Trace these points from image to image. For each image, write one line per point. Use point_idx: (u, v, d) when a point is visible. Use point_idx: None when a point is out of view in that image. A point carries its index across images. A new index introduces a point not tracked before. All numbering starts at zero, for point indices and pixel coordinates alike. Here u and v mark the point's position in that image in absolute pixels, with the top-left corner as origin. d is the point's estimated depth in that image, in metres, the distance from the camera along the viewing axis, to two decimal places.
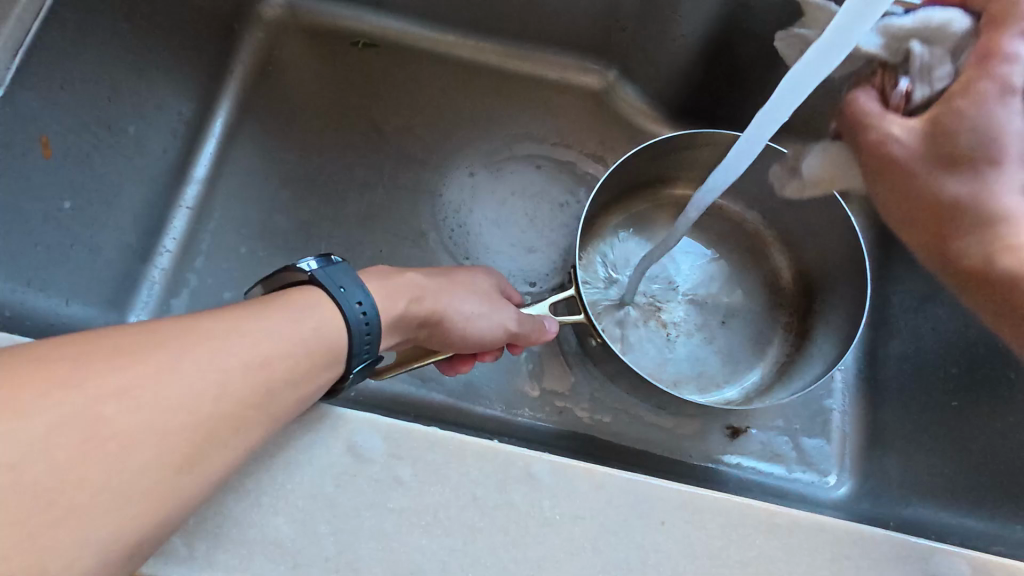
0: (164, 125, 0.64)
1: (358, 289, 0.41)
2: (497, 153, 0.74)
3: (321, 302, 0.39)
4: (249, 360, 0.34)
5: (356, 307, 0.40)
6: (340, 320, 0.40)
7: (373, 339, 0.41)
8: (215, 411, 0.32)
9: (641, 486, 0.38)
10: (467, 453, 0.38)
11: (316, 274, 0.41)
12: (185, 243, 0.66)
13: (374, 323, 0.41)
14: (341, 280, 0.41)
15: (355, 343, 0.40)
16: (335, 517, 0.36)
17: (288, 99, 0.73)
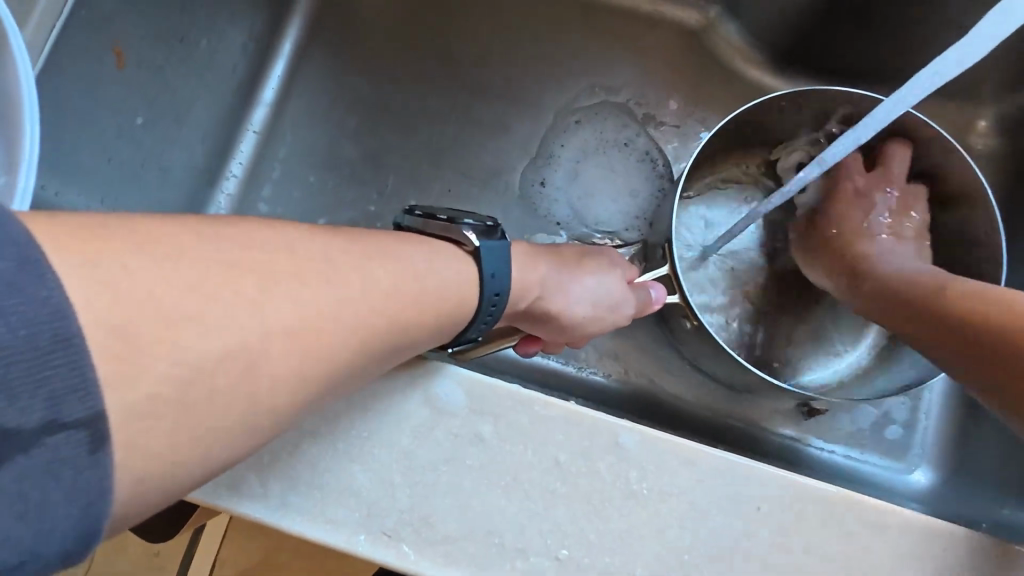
0: (234, 40, 0.61)
1: (504, 275, 0.40)
2: (589, 98, 0.69)
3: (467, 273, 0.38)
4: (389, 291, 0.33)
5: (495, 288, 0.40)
6: (474, 296, 0.39)
7: (494, 318, 0.41)
8: (332, 349, 0.31)
9: (738, 469, 0.35)
10: (553, 416, 0.36)
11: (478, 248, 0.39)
12: (252, 168, 0.65)
13: (501, 305, 0.40)
14: (492, 264, 0.39)
15: (478, 317, 0.39)
16: (412, 469, 0.35)
17: (362, 18, 0.68)
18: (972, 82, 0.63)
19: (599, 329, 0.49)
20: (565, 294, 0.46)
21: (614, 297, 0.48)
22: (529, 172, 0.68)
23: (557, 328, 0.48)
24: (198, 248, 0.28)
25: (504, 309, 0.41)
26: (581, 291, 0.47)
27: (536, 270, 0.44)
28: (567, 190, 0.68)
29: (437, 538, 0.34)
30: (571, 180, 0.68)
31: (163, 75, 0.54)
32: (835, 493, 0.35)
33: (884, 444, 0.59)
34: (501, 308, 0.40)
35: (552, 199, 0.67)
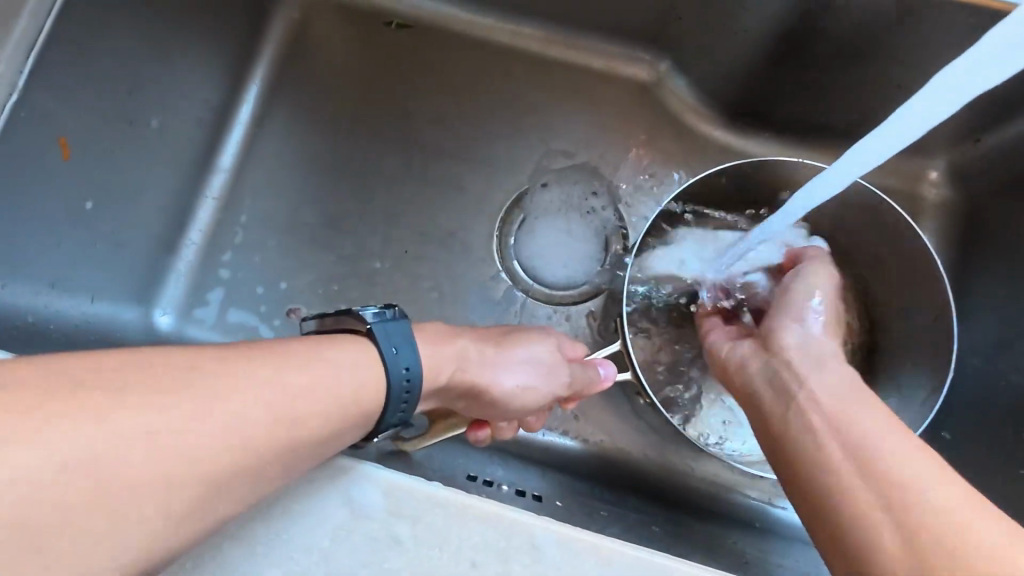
0: (187, 115, 0.62)
1: (410, 353, 0.39)
2: (553, 161, 0.70)
3: (372, 359, 0.38)
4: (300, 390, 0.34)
5: (401, 368, 0.39)
6: (379, 379, 0.38)
7: (409, 406, 0.39)
8: (225, 465, 0.30)
9: (653, 567, 0.36)
10: (471, 517, 0.36)
11: (374, 328, 0.39)
12: (212, 235, 0.65)
13: (415, 388, 0.39)
14: (394, 340, 0.39)
15: (391, 406, 0.39)
16: (331, 573, 0.35)
17: (318, 82, 0.70)
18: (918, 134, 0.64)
19: (537, 404, 0.48)
20: (497, 373, 0.46)
21: (549, 367, 0.48)
22: (495, 236, 0.68)
23: (505, 408, 0.47)
24: (98, 373, 0.29)
25: (420, 390, 0.39)
26: (515, 362, 0.47)
27: (450, 345, 0.44)
28: (519, 250, 0.68)
29: None
30: (536, 244, 0.69)
31: (110, 159, 0.56)
32: None
33: None
34: (413, 391, 0.39)
35: (519, 264, 0.68)
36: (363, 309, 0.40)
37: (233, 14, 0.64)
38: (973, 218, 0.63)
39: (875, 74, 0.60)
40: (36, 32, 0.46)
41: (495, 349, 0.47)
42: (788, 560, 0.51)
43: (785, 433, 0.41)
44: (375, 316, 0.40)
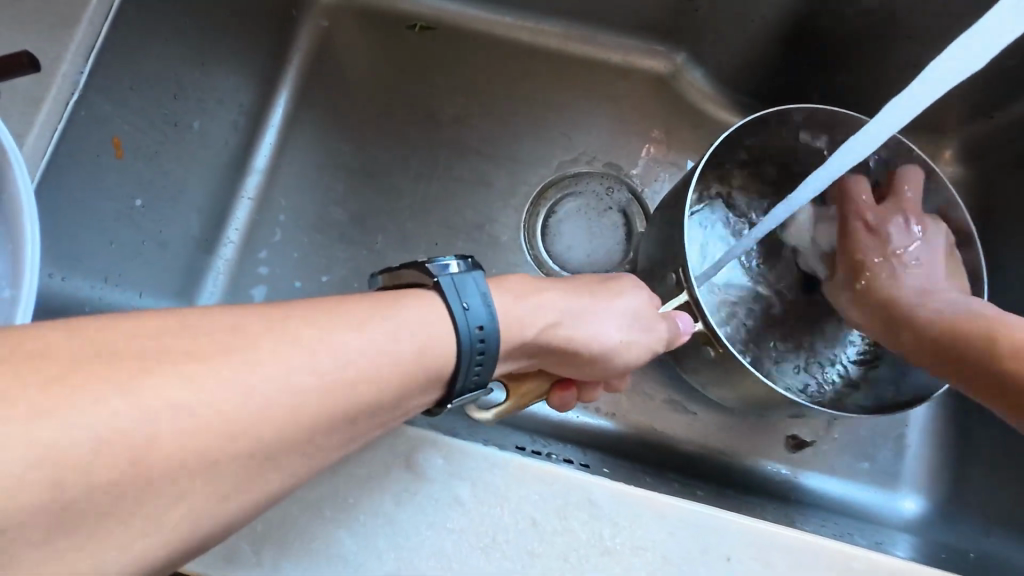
0: (225, 118, 0.65)
1: (483, 309, 0.37)
2: (576, 158, 0.72)
3: (440, 314, 0.36)
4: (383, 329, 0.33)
5: (475, 328, 0.37)
6: (454, 338, 0.36)
7: (484, 367, 0.38)
8: (271, 439, 0.29)
9: (706, 519, 0.37)
10: (529, 477, 0.38)
11: (441, 279, 0.37)
12: (248, 234, 0.67)
13: (489, 351, 0.37)
14: (465, 295, 0.37)
15: (464, 364, 0.37)
16: (395, 533, 0.37)
17: (347, 85, 0.72)
18: (932, 114, 0.66)
19: (634, 359, 0.48)
20: (585, 327, 0.45)
21: (641, 324, 0.47)
22: (522, 223, 0.70)
23: (598, 359, 0.47)
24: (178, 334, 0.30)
25: (495, 349, 0.38)
26: (604, 313, 0.46)
27: (534, 299, 0.43)
28: (545, 237, 0.70)
29: None
30: (565, 233, 0.70)
31: (157, 160, 0.58)
32: (797, 539, 0.37)
33: (874, 473, 0.60)
34: (487, 348, 0.37)
35: (547, 254, 0.69)
36: (441, 259, 0.39)
37: (266, 22, 0.67)
38: (989, 196, 0.64)
39: (890, 56, 0.62)
40: (95, 35, 0.48)
41: (587, 301, 0.46)
42: (828, 528, 0.52)
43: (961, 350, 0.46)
44: (450, 270, 0.38)
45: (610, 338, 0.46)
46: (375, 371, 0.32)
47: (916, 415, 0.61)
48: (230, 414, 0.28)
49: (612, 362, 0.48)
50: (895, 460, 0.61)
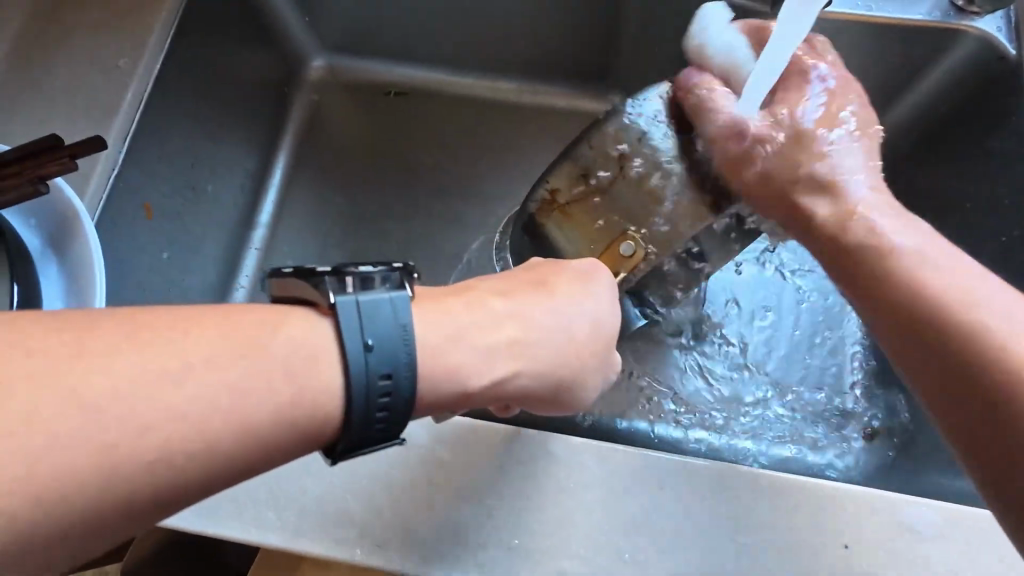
0: (233, 181, 0.76)
1: (393, 343, 0.32)
2: None
3: (323, 355, 0.32)
4: (289, 389, 0.30)
5: (380, 377, 0.32)
6: (344, 384, 0.31)
7: (389, 420, 0.33)
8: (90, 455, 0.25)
9: (639, 457, 0.46)
10: (493, 436, 0.47)
11: (350, 302, 0.33)
12: (257, 278, 0.77)
13: (393, 404, 0.33)
14: (373, 323, 0.32)
15: (361, 416, 0.32)
16: (390, 492, 0.45)
17: (335, 146, 0.84)
18: None
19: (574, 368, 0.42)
20: (924, 258, 0.45)
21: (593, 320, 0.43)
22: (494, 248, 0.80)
23: (609, 363, 0.45)
24: None
25: (405, 401, 0.33)
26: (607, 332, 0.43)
27: (457, 340, 0.36)
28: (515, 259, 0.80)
29: (414, 544, 0.44)
30: None
31: (180, 218, 0.69)
32: (713, 466, 0.46)
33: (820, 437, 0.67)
34: (395, 399, 0.32)
35: None
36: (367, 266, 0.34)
37: (265, 100, 0.79)
38: None
39: None
40: (129, 122, 0.60)
41: (570, 290, 0.42)
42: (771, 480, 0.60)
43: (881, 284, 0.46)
44: (368, 286, 0.34)
45: (566, 355, 0.41)
46: (287, 432, 0.30)
47: (849, 382, 0.70)
48: (139, 451, 0.26)
49: (591, 389, 0.44)
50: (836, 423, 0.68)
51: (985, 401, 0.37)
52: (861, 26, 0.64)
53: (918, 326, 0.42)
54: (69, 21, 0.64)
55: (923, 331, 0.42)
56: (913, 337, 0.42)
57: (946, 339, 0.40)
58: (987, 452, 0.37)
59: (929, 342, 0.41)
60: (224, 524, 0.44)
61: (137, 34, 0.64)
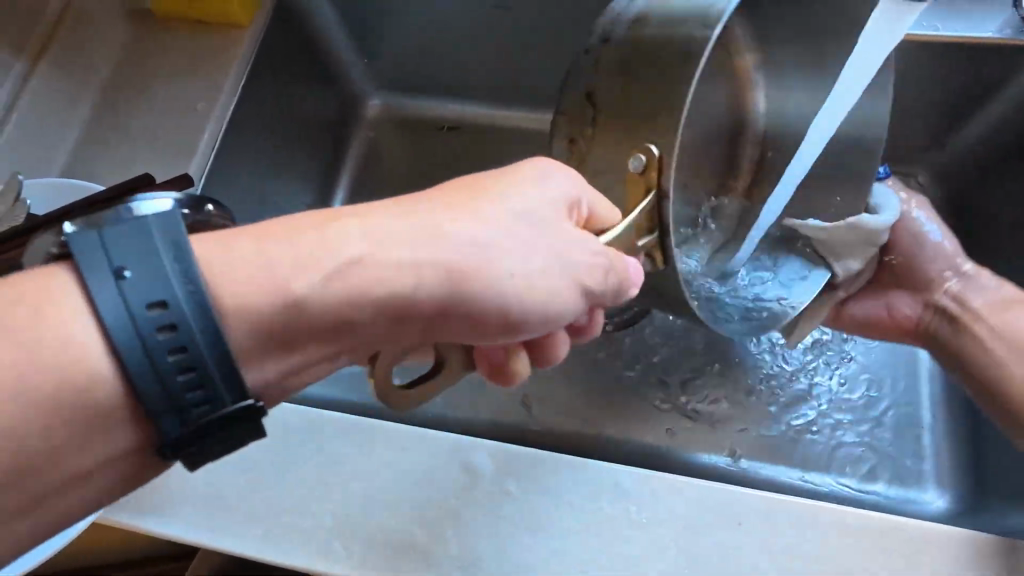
0: (294, 215, 0.79)
1: (154, 272, 0.29)
2: None
3: (79, 301, 0.29)
4: (50, 343, 0.28)
5: (147, 318, 0.28)
6: (105, 337, 0.28)
7: (177, 367, 0.29)
8: None
9: (715, 491, 0.44)
10: (562, 467, 0.46)
11: (99, 237, 0.29)
12: None
13: (173, 339, 0.29)
14: (123, 253, 0.29)
15: (141, 366, 0.28)
16: (457, 523, 0.45)
17: (390, 180, 0.86)
18: (892, 144, 0.74)
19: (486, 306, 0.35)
20: None
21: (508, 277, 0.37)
22: None
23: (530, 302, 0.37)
24: None
25: (185, 340, 0.29)
26: (530, 264, 0.36)
27: (263, 268, 0.31)
28: None
29: None
30: None
31: None
32: (796, 501, 0.44)
33: (897, 475, 0.63)
34: (189, 361, 0.29)
35: None
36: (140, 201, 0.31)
37: (326, 137, 0.83)
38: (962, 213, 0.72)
39: None
40: (205, 162, 0.65)
41: (465, 215, 0.35)
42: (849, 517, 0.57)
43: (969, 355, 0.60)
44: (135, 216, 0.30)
45: (440, 279, 0.34)
46: (63, 421, 0.28)
47: (928, 418, 0.66)
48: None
49: (484, 319, 0.36)
50: (913, 460, 0.64)
51: (942, 353, 0.63)
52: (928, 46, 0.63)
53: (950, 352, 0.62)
54: (153, 68, 0.69)
55: (956, 350, 0.61)
56: (951, 363, 0.62)
57: (1013, 401, 0.55)
58: (995, 402, 0.57)
59: (997, 403, 0.56)
60: (273, 545, 0.45)
61: (214, 80, 0.68)
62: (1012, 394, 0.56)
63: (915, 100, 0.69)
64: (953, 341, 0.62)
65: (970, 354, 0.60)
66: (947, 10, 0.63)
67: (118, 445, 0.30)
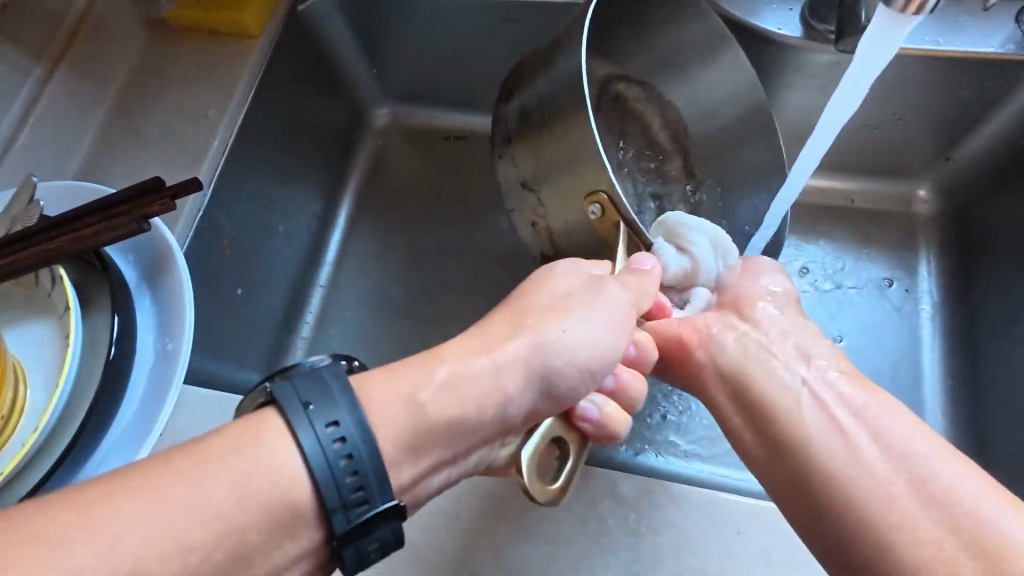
0: (302, 223, 0.80)
1: (340, 407, 0.33)
2: None
3: (276, 433, 0.32)
4: (241, 468, 0.30)
5: (331, 434, 0.32)
6: (302, 464, 0.31)
7: (367, 483, 0.32)
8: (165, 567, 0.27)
9: (710, 500, 0.47)
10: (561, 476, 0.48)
11: (278, 387, 0.33)
12: (321, 315, 0.79)
13: (357, 448, 0.32)
14: (307, 392, 0.33)
15: (330, 487, 0.31)
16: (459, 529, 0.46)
17: (396, 187, 0.87)
18: (898, 159, 0.74)
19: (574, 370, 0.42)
20: (908, 435, 0.42)
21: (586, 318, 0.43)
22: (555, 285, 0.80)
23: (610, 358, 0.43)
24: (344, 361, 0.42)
25: (370, 452, 0.32)
26: (582, 318, 0.42)
27: (383, 401, 0.35)
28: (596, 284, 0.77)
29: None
30: None
31: (254, 257, 0.73)
32: None
33: None
34: (364, 467, 0.32)
35: None
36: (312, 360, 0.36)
37: (333, 146, 0.84)
38: (965, 227, 0.72)
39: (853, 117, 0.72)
40: (214, 168, 0.66)
41: (543, 309, 0.43)
42: None
43: (762, 417, 0.47)
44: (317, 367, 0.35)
45: (550, 347, 0.41)
46: (264, 528, 0.30)
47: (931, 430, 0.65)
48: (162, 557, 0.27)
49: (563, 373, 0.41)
50: None
51: (772, 435, 0.46)
52: (930, 61, 0.64)
53: (774, 432, 0.46)
54: (165, 77, 0.70)
55: (756, 412, 0.48)
56: (746, 418, 0.48)
57: (807, 485, 0.42)
58: (794, 488, 0.43)
59: (764, 447, 0.46)
60: None
61: (224, 89, 0.69)
62: (817, 477, 0.42)
63: (919, 112, 0.69)
64: (726, 397, 0.50)
65: (795, 448, 0.44)
66: (946, 24, 0.63)
67: (307, 543, 0.32)
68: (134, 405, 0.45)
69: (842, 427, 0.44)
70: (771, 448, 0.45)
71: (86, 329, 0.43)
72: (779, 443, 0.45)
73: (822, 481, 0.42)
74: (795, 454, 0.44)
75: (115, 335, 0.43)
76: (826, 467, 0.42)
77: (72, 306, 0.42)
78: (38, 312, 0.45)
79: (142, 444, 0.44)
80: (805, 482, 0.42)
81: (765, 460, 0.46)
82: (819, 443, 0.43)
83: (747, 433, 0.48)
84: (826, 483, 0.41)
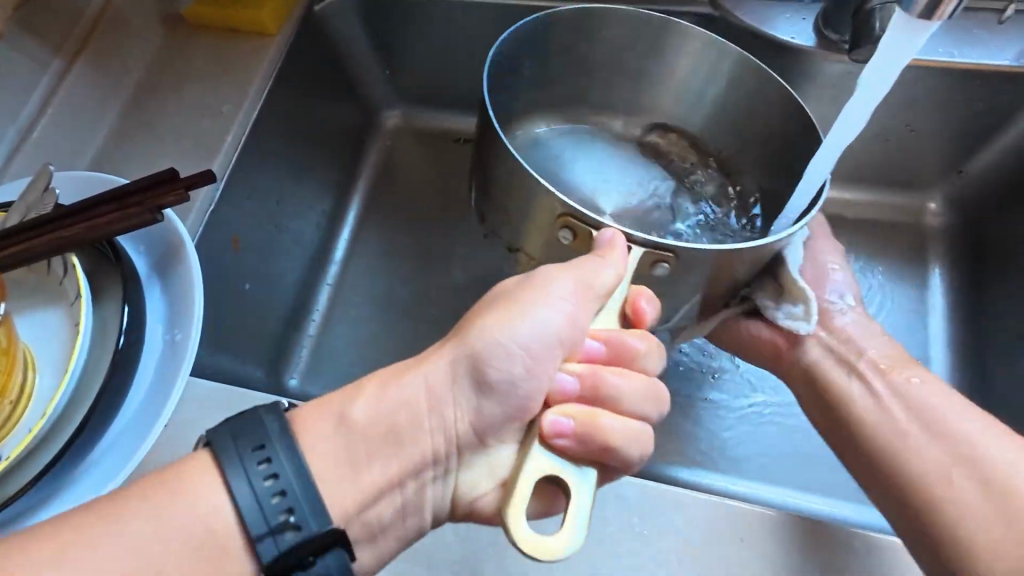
0: (311, 221, 0.80)
1: (282, 456, 0.38)
2: None
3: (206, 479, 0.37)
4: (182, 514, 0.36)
5: (264, 480, 0.37)
6: (233, 510, 0.37)
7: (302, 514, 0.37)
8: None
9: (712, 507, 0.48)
10: None
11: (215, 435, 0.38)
12: (328, 314, 0.79)
13: (287, 489, 0.37)
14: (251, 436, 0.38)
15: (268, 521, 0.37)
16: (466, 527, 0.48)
17: (406, 188, 0.87)
18: (908, 170, 0.74)
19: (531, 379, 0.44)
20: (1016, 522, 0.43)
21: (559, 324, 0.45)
22: None
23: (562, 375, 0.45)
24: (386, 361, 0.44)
25: (300, 491, 0.37)
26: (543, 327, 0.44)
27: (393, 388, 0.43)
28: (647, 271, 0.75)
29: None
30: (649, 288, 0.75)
31: (263, 253, 0.73)
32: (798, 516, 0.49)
33: None
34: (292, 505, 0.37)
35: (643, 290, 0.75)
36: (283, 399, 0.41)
37: (344, 145, 0.84)
38: (977, 241, 0.71)
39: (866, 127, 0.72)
40: (227, 163, 0.67)
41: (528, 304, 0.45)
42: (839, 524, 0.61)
43: (916, 489, 0.48)
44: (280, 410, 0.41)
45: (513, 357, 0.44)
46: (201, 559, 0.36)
47: None
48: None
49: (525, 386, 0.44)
50: None
51: (910, 503, 0.48)
52: (945, 73, 0.63)
53: (913, 494, 0.48)
54: (181, 73, 0.71)
55: (920, 502, 0.48)
56: (909, 506, 0.48)
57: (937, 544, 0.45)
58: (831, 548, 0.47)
59: (905, 509, 0.48)
60: None
61: (239, 86, 0.70)
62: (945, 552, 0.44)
63: (933, 125, 0.68)
64: (878, 467, 0.52)
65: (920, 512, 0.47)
66: (961, 37, 0.64)
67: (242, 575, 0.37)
68: (141, 394, 0.45)
69: (956, 504, 0.46)
70: (909, 503, 0.48)
71: (95, 317, 0.44)
72: (913, 502, 0.48)
73: (959, 558, 0.44)
74: (924, 511, 0.47)
75: (124, 325, 0.43)
76: (942, 538, 0.45)
77: (82, 294, 0.43)
78: (48, 300, 0.45)
79: (145, 436, 0.43)
80: (930, 527, 0.46)
81: (906, 524, 0.48)
82: (948, 526, 0.45)
83: (876, 488, 0.51)
84: (950, 549, 0.44)
